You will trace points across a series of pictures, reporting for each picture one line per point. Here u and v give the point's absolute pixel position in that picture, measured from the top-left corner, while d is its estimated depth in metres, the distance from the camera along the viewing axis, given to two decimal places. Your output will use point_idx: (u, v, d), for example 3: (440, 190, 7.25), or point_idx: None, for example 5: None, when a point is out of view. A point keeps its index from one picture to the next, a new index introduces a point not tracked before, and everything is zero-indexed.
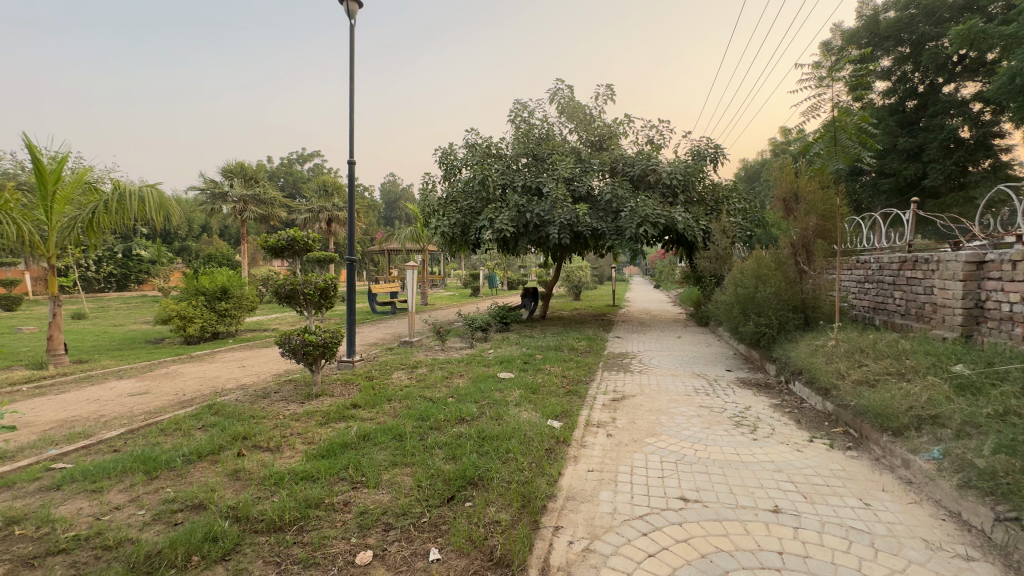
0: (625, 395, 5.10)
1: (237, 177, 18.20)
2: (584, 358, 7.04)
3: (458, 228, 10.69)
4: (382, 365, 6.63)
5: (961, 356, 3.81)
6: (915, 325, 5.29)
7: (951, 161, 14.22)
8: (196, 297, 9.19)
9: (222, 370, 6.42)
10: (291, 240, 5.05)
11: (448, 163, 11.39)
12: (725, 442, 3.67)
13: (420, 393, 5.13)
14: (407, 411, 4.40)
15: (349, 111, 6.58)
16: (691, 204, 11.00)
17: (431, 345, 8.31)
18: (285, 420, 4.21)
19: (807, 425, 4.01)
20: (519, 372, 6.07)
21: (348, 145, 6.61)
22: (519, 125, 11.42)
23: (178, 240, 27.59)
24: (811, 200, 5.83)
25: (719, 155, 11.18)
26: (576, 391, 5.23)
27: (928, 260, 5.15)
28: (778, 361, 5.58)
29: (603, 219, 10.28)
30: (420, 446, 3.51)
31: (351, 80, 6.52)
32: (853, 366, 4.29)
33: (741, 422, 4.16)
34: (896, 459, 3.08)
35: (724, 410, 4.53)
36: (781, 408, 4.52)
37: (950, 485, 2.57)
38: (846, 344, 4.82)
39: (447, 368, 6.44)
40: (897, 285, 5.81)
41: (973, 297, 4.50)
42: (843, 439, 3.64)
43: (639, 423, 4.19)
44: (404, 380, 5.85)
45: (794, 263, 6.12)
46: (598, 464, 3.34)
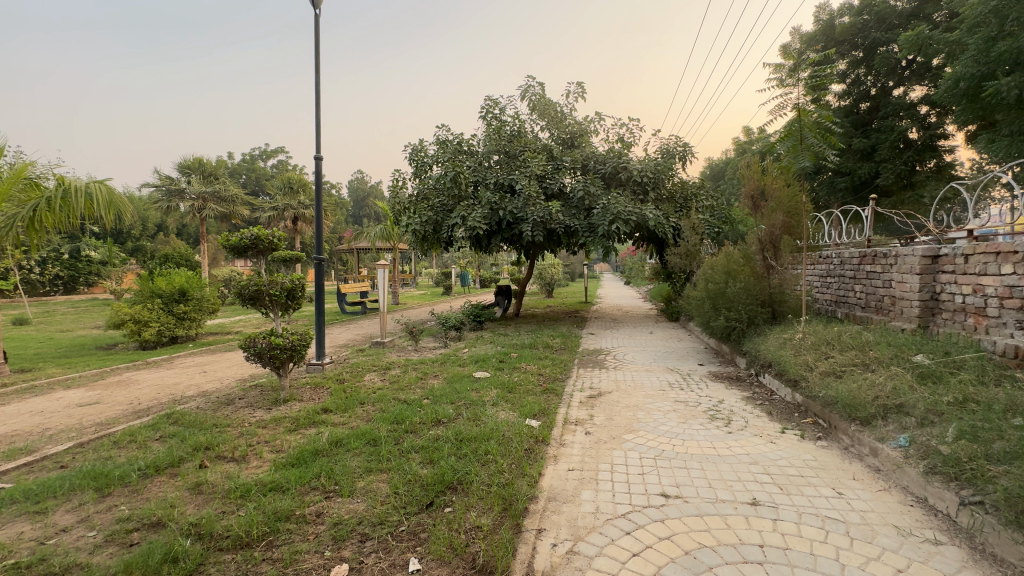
0: (602, 392, 5.10)
1: (195, 173, 17.39)
2: (559, 356, 7.03)
3: (430, 226, 10.50)
4: (353, 368, 6.44)
5: (921, 346, 3.98)
6: (875, 317, 5.51)
7: (901, 161, 14.95)
8: (152, 300, 8.72)
9: (181, 377, 6.09)
10: (254, 239, 4.78)
11: (418, 160, 11.20)
12: (702, 436, 3.72)
13: (394, 395, 4.99)
14: (380, 415, 4.27)
15: (315, 105, 6.37)
16: (661, 201, 11.18)
17: (404, 345, 8.16)
18: (250, 428, 4.01)
19: (778, 417, 4.11)
20: (495, 371, 6.00)
21: (315, 139, 6.39)
22: (490, 122, 11.31)
23: (132, 240, 26.28)
24: (777, 197, 5.98)
25: (687, 153, 11.42)
26: (552, 389, 5.20)
27: (886, 254, 5.36)
28: (748, 354, 5.71)
29: (576, 216, 10.31)
30: (395, 450, 3.40)
31: (318, 74, 6.31)
32: (820, 358, 4.42)
33: (715, 415, 4.22)
34: (864, 447, 3.18)
35: (698, 404, 4.59)
36: (752, 400, 4.62)
37: (918, 472, 2.65)
38: (812, 336, 4.96)
39: (421, 369, 6.32)
40: (858, 278, 6.04)
41: (929, 290, 4.69)
42: (813, 429, 3.74)
43: (617, 420, 4.19)
44: (377, 382, 5.70)
45: (762, 259, 6.27)
46: (579, 462, 3.31)
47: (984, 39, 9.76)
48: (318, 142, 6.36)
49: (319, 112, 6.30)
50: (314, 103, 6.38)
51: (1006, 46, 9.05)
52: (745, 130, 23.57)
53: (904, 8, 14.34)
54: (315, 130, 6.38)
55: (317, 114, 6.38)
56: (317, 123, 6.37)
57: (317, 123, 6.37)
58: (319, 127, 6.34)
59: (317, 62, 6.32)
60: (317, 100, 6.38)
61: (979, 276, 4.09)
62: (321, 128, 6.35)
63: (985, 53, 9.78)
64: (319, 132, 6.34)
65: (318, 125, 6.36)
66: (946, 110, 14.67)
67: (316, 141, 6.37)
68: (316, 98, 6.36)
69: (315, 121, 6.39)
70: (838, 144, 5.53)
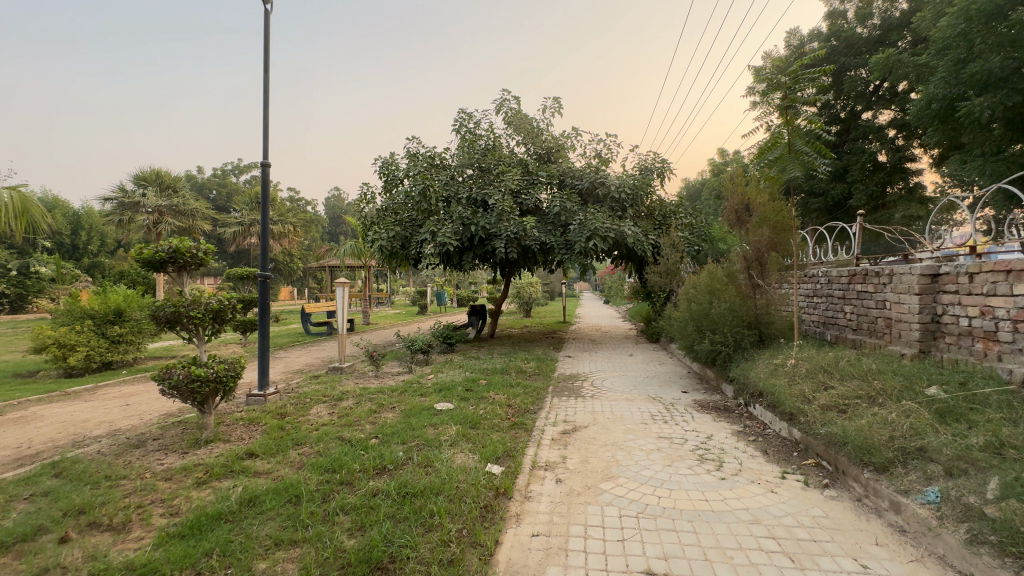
0: (577, 427, 4.52)
1: (152, 185, 16.48)
2: (532, 383, 6.43)
3: (398, 241, 9.88)
4: (300, 399, 5.69)
5: (929, 376, 3.56)
6: (868, 340, 5.12)
7: (872, 182, 15.10)
8: (82, 322, 7.84)
9: (95, 412, 5.25)
10: (172, 252, 4.10)
11: (388, 173, 10.62)
12: (692, 485, 3.15)
13: (338, 433, 4.30)
14: (315, 461, 3.58)
15: (263, 109, 5.83)
16: (640, 218, 10.85)
17: (364, 371, 7.45)
18: (150, 481, 3.29)
19: (775, 458, 3.60)
20: (459, 403, 5.35)
21: (261, 144, 5.82)
22: (464, 135, 10.90)
23: (89, 256, 24.94)
24: (763, 212, 5.57)
25: (665, 170, 11.18)
26: (521, 423, 4.60)
27: (879, 273, 5.02)
28: (735, 382, 5.24)
29: (552, 232, 9.88)
30: (319, 513, 2.74)
31: (267, 74, 5.79)
32: (818, 389, 3.94)
33: (705, 456, 3.68)
34: (882, 501, 2.68)
35: (685, 441, 4.05)
36: (743, 436, 4.12)
37: (958, 540, 2.15)
38: (806, 363, 4.52)
39: (377, 400, 5.62)
40: (848, 299, 5.68)
41: (930, 311, 4.30)
42: (818, 474, 3.25)
43: (593, 462, 3.62)
44: (324, 416, 5.01)
45: (747, 277, 5.86)
46: (546, 524, 2.70)
47: (953, 61, 9.81)
48: (265, 147, 5.79)
49: (267, 114, 5.75)
50: (262, 106, 5.82)
51: (976, 67, 9.06)
52: (719, 151, 23.89)
53: (871, 35, 14.68)
54: (263, 133, 5.81)
55: (265, 117, 5.82)
56: (266, 126, 5.81)
57: (264, 126, 5.80)
58: (267, 130, 5.78)
59: (268, 61, 5.80)
60: (266, 102, 5.82)
61: (987, 297, 3.71)
62: (269, 132, 5.80)
63: (956, 74, 9.82)
64: (267, 135, 5.78)
65: (266, 128, 5.80)
66: (913, 133, 14.93)
67: (263, 146, 5.79)
68: (265, 99, 5.82)
69: (263, 122, 5.83)
70: (829, 154, 5.18)
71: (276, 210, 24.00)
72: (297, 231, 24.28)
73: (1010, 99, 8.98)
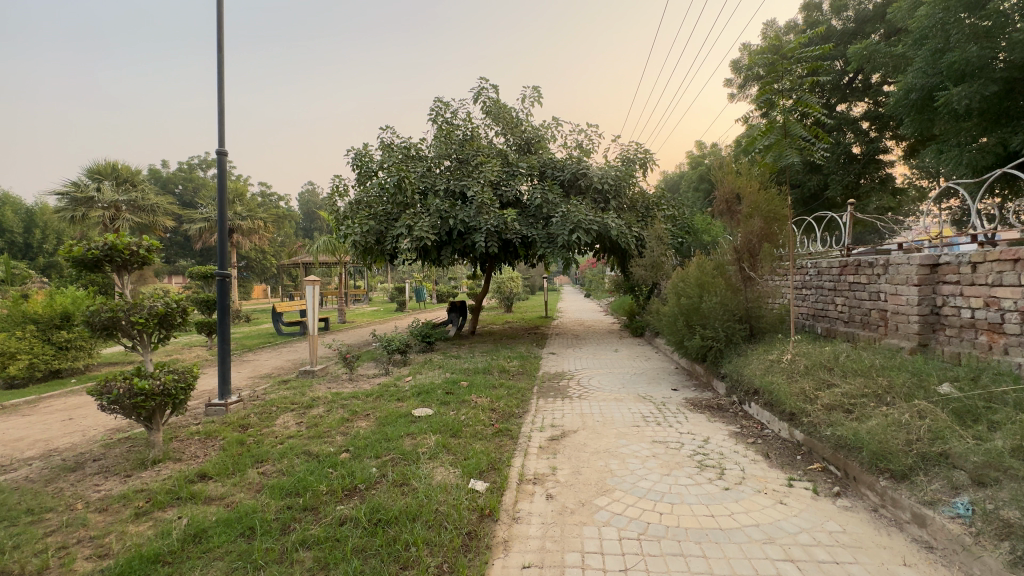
0: (566, 432, 4.22)
1: (107, 179, 15.47)
2: (515, 383, 6.12)
3: (372, 237, 9.41)
4: (265, 408, 5.24)
5: (937, 372, 3.37)
6: (862, 333, 4.96)
7: (848, 174, 15.20)
8: (23, 327, 7.15)
9: (31, 429, 4.71)
10: (108, 250, 3.61)
11: (361, 165, 10.09)
12: (695, 498, 2.89)
13: (305, 447, 3.90)
14: (275, 483, 3.19)
15: (217, 92, 5.33)
16: (623, 210, 10.60)
17: (337, 374, 7.00)
18: (80, 513, 2.86)
19: (778, 463, 3.36)
20: (439, 408, 4.99)
21: (216, 130, 5.32)
22: (440, 125, 10.45)
23: (43, 255, 23.52)
24: (754, 200, 5.31)
25: (648, 160, 10.95)
26: (507, 430, 4.27)
27: (874, 263, 4.85)
28: (728, 378, 5.03)
29: (534, 226, 9.57)
30: (276, 549, 2.38)
31: (221, 53, 5.28)
32: (820, 387, 3.72)
33: (705, 463, 3.42)
34: (903, 512, 2.46)
35: (682, 446, 3.79)
36: (741, 437, 3.89)
37: (1000, 562, 1.91)
38: (803, 358, 4.31)
39: (350, 406, 5.22)
40: (839, 290, 5.52)
41: (929, 302, 4.13)
42: (827, 481, 3.02)
43: (585, 473, 3.32)
44: (291, 427, 4.59)
45: (738, 270, 5.64)
46: (537, 552, 2.39)
47: (931, 51, 9.79)
48: (221, 133, 5.28)
49: (222, 97, 5.24)
50: (217, 89, 5.32)
51: (954, 57, 9.04)
52: (697, 144, 23.93)
53: (846, 26, 14.72)
54: (218, 118, 5.31)
55: (220, 101, 5.32)
56: (221, 110, 5.31)
57: (219, 111, 5.29)
58: (222, 115, 5.28)
59: (222, 39, 5.29)
60: (220, 83, 5.31)
61: (993, 288, 3.54)
62: (225, 117, 5.30)
63: (935, 64, 9.80)
64: (222, 120, 5.28)
65: (221, 112, 5.30)
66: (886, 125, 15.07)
67: (218, 133, 5.29)
68: (220, 81, 5.31)
69: (218, 106, 5.32)
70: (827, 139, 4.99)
71: (245, 205, 23.04)
72: (267, 227, 23.35)
73: (986, 89, 9.00)
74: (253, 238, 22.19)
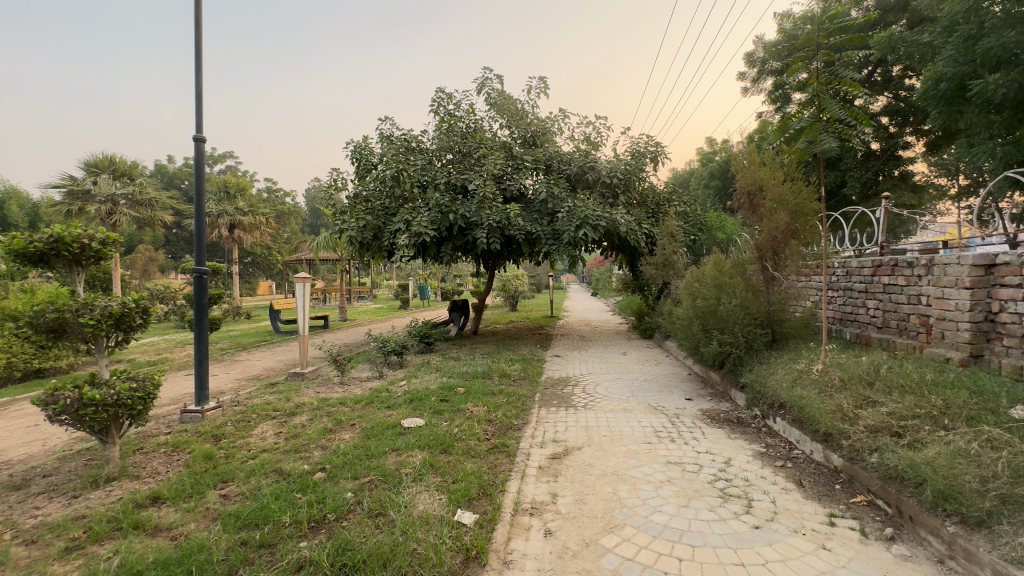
0: (570, 449, 3.78)
1: (105, 172, 15.18)
2: (516, 390, 5.70)
3: (370, 232, 9.02)
4: (244, 415, 4.87)
5: (1004, 391, 2.88)
6: (899, 340, 4.49)
7: (866, 171, 14.59)
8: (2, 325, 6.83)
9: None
10: (54, 243, 3.24)
11: (359, 157, 9.68)
12: (720, 540, 2.44)
13: (278, 463, 3.51)
14: (232, 511, 2.78)
15: (196, 74, 4.95)
16: (632, 206, 10.14)
17: (329, 377, 6.62)
18: (4, 546, 2.48)
19: (814, 494, 2.90)
20: (431, 418, 4.57)
21: (194, 115, 4.93)
22: (442, 116, 10.02)
23: None
24: (779, 194, 4.81)
25: (659, 154, 10.46)
26: (503, 446, 3.85)
27: (914, 263, 4.36)
28: (749, 389, 4.57)
29: (538, 222, 9.14)
30: None
31: (200, 31, 4.90)
32: (861, 405, 3.26)
33: (728, 491, 2.98)
34: (982, 570, 1.99)
35: (700, 468, 3.34)
36: (768, 459, 3.44)
37: None
38: (837, 370, 3.84)
39: (335, 415, 4.82)
40: (871, 293, 5.03)
41: (983, 308, 3.65)
42: (876, 519, 2.56)
43: (591, 503, 2.89)
44: (268, 437, 4.21)
45: (760, 270, 5.15)
46: None
47: (963, 37, 9.21)
48: (199, 119, 4.90)
49: (200, 79, 4.86)
50: (195, 71, 4.95)
51: (990, 43, 8.43)
52: (707, 141, 23.30)
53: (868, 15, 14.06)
54: (195, 101, 4.93)
55: (198, 83, 4.93)
56: (199, 95, 4.93)
57: (197, 94, 4.91)
58: (201, 99, 4.90)
59: (200, 18, 4.91)
60: (199, 64, 4.93)
61: None
62: (203, 101, 4.91)
63: (967, 50, 9.23)
64: (200, 105, 4.89)
65: (199, 94, 4.92)
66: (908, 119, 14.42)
67: (196, 118, 4.91)
68: (198, 62, 4.93)
69: (196, 90, 4.94)
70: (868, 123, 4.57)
71: (248, 201, 22.75)
72: (270, 223, 23.07)
73: None
74: (254, 234, 21.89)
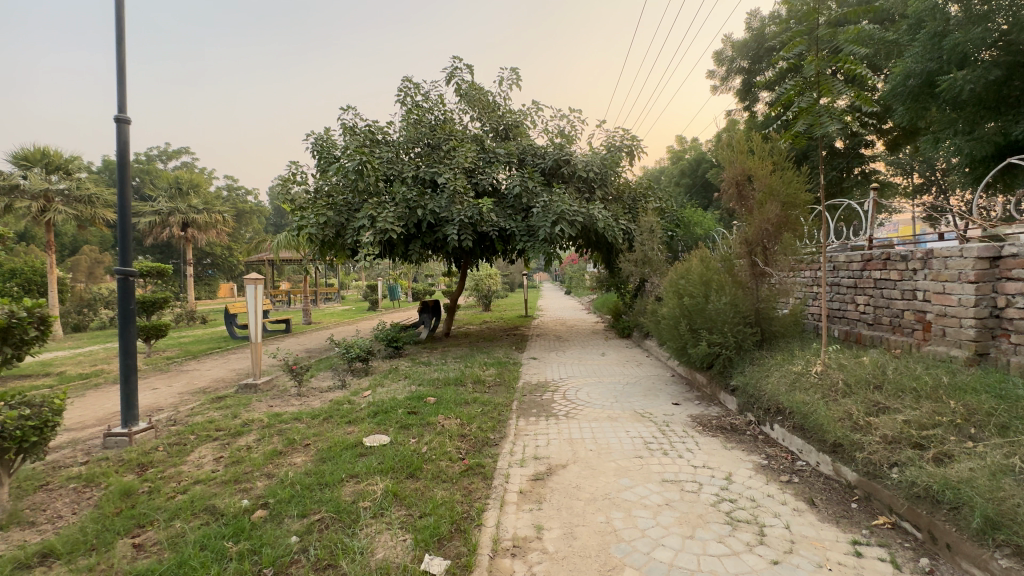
0: (554, 467, 3.37)
1: (37, 166, 13.89)
2: (492, 398, 5.25)
3: (331, 229, 8.38)
4: (181, 437, 4.25)
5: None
6: (893, 337, 4.28)
7: (831, 168, 14.82)
8: None
9: None
10: None
11: (320, 150, 9.02)
12: None
13: (212, 499, 2.96)
14: (142, 568, 2.23)
15: (116, 44, 4.29)
16: (609, 201, 9.85)
17: (285, 388, 6.02)
18: None
19: (831, 515, 2.58)
20: (397, 434, 4.08)
21: (116, 93, 4.28)
22: (409, 107, 9.45)
23: None
24: (769, 184, 4.54)
25: (635, 148, 10.20)
26: (479, 466, 3.40)
27: (909, 256, 4.15)
28: (740, 393, 4.27)
29: (512, 218, 8.72)
30: None
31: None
32: (872, 411, 2.96)
33: (737, 516, 2.62)
34: None
35: (700, 487, 2.98)
36: (772, 473, 3.12)
37: None
38: (839, 372, 3.55)
39: (287, 433, 4.26)
40: (860, 288, 4.83)
41: (988, 303, 3.43)
42: (907, 547, 2.24)
43: (582, 538, 2.47)
44: (204, 464, 3.62)
45: (749, 265, 4.87)
46: None
47: (929, 34, 9.25)
48: (122, 98, 4.24)
49: (122, 53, 4.22)
50: (116, 42, 4.30)
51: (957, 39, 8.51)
52: (677, 139, 23.43)
53: None
54: (117, 78, 4.27)
55: (120, 55, 4.28)
56: (120, 69, 4.27)
57: (119, 69, 4.27)
58: (123, 74, 4.25)
59: None
60: (122, 35, 4.29)
61: None
62: (126, 77, 4.26)
63: (934, 48, 9.24)
64: (122, 83, 4.24)
65: (121, 69, 4.27)
66: None
67: (118, 95, 4.26)
68: (120, 32, 4.29)
69: (117, 64, 4.28)
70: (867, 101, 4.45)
71: (203, 198, 21.46)
72: (227, 221, 21.82)
73: (990, 74, 8.52)
74: (210, 233, 20.64)
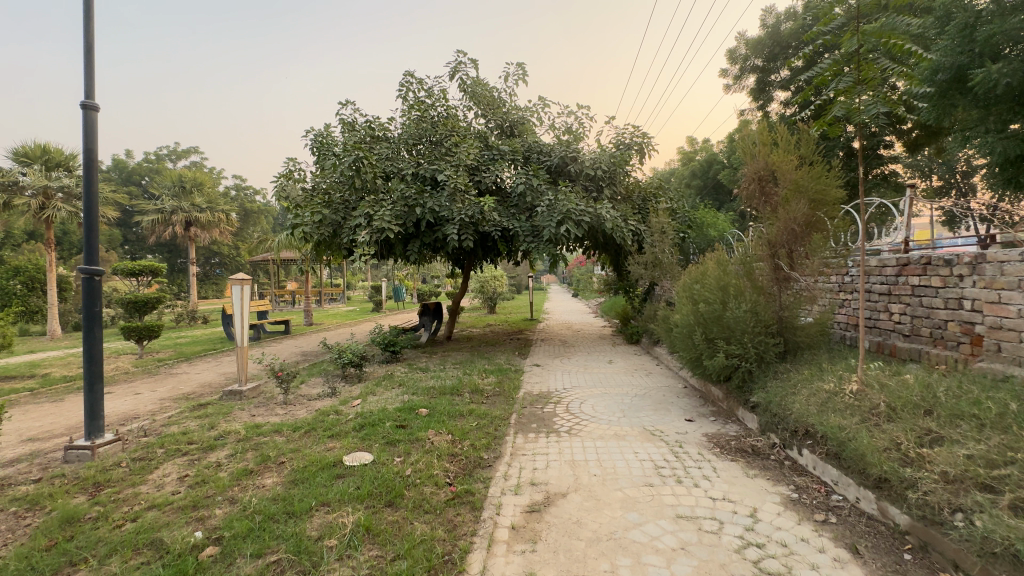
0: (553, 497, 2.96)
1: (37, 163, 13.74)
2: (489, 411, 4.85)
3: (328, 229, 8.05)
4: (149, 451, 3.90)
5: None
6: (933, 351, 3.84)
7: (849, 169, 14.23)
8: None
9: None
10: None
11: (319, 147, 8.72)
12: None
13: (161, 530, 2.59)
14: None
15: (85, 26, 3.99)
16: (617, 200, 9.45)
17: (272, 396, 5.67)
18: None
19: (880, 569, 2.15)
20: (381, 452, 3.70)
21: (83, 79, 3.96)
22: (411, 102, 9.12)
23: None
24: (795, 180, 4.10)
25: (646, 146, 9.78)
26: (467, 494, 3.01)
27: (953, 260, 3.71)
28: (762, 411, 3.84)
29: (516, 217, 8.34)
30: None
31: None
32: (924, 442, 2.53)
33: (766, 568, 2.19)
34: None
35: (722, 526, 2.57)
36: (804, 510, 2.69)
37: None
38: (880, 393, 3.11)
39: (262, 448, 3.90)
40: (894, 295, 4.39)
41: None
42: None
43: None
44: (164, 485, 3.26)
45: (772, 269, 4.44)
46: None
47: (959, 27, 8.78)
48: (89, 84, 3.93)
49: (90, 36, 3.92)
50: (84, 24, 3.99)
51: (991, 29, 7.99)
52: (688, 141, 22.94)
53: None
54: (84, 62, 3.96)
55: (88, 37, 3.97)
56: (89, 52, 3.96)
57: (88, 53, 3.96)
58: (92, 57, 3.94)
59: None
60: (91, 15, 3.98)
61: None
62: (94, 61, 3.95)
63: (964, 41, 8.72)
64: (89, 66, 3.92)
65: (89, 53, 3.95)
66: None
67: (86, 80, 3.95)
68: (88, 11, 3.97)
69: (85, 47, 3.96)
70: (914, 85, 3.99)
71: (207, 197, 21.32)
72: (231, 220, 21.66)
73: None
74: (214, 232, 20.47)
